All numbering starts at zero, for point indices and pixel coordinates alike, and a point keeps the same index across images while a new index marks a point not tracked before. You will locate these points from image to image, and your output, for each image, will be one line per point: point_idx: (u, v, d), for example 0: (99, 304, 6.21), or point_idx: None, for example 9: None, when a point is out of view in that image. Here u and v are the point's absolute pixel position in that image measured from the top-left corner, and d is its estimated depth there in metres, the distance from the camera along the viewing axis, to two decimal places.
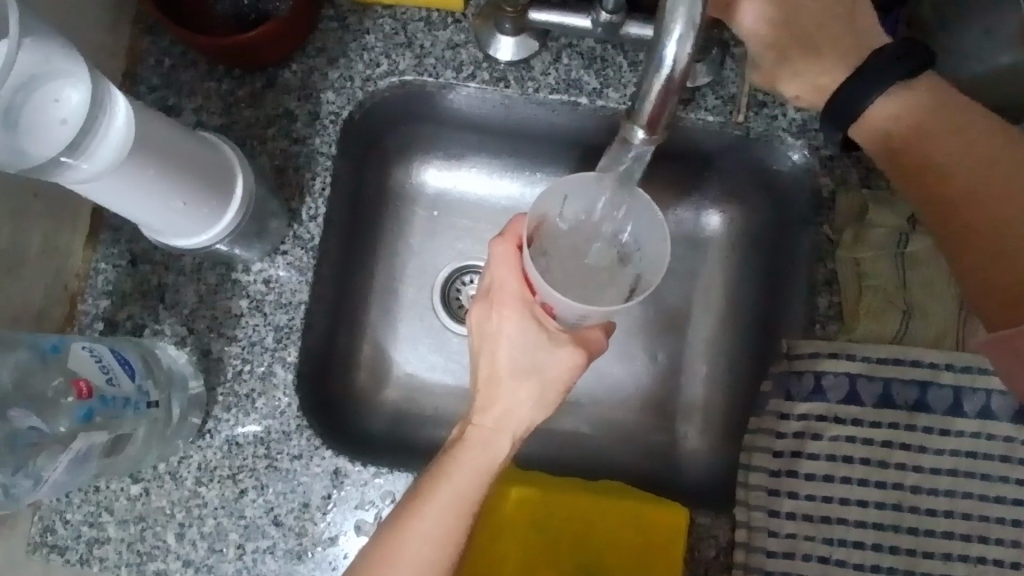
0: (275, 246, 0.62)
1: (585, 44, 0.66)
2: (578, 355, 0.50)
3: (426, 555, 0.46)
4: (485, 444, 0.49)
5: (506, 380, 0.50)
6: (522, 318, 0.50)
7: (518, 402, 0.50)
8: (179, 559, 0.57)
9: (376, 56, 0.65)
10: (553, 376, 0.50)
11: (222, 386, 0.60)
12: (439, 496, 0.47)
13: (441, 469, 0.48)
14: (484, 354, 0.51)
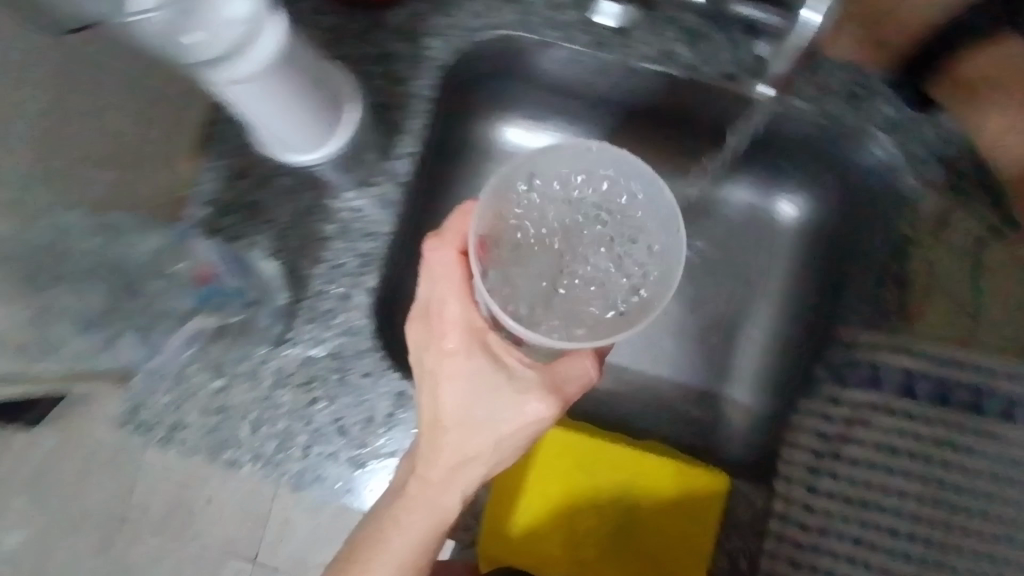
0: (367, 177, 0.66)
1: (687, 18, 0.66)
2: (547, 401, 0.50)
3: None
4: (435, 490, 0.52)
5: (457, 425, 0.51)
6: (469, 357, 0.50)
7: (478, 445, 0.51)
8: (251, 451, 0.62)
9: (481, 9, 0.67)
10: (512, 424, 0.50)
11: (306, 300, 0.64)
12: (389, 550, 0.52)
13: (393, 516, 0.53)
14: (428, 393, 0.51)
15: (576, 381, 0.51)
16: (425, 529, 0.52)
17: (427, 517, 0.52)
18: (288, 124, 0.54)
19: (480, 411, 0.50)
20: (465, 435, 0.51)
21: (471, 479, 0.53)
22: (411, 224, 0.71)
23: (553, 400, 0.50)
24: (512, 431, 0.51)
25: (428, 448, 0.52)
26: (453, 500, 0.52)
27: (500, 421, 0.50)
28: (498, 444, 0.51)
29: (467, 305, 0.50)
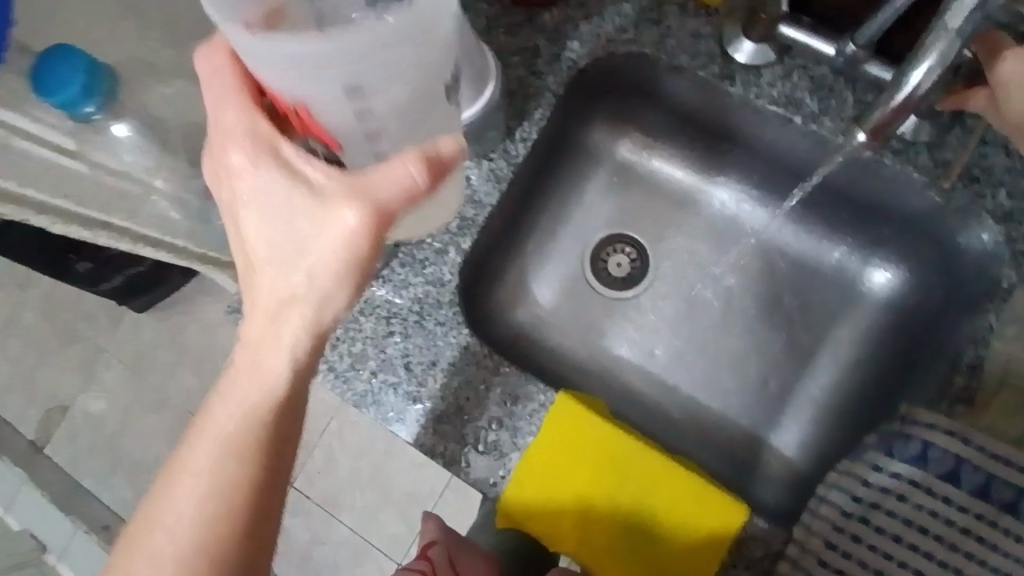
0: (486, 152, 0.72)
1: (819, 71, 0.68)
2: (347, 203, 0.44)
3: (187, 510, 0.50)
4: (265, 345, 0.50)
5: (269, 256, 0.47)
6: (271, 170, 0.45)
7: (298, 276, 0.47)
8: (327, 362, 0.70)
9: (625, 23, 0.71)
10: (322, 243, 0.45)
11: (406, 246, 0.71)
12: (204, 438, 0.51)
13: (224, 384, 0.51)
14: (239, 224, 0.48)
15: (390, 199, 0.43)
16: (255, 401, 0.50)
17: (252, 380, 0.50)
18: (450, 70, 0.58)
19: (286, 232, 0.46)
20: (293, 275, 0.47)
21: (294, 337, 0.49)
22: (512, 203, 0.76)
23: (362, 212, 0.43)
24: (333, 255, 0.45)
25: (257, 284, 0.49)
26: (286, 353, 0.50)
27: (312, 235, 0.45)
28: (325, 275, 0.46)
29: (253, 122, 0.46)
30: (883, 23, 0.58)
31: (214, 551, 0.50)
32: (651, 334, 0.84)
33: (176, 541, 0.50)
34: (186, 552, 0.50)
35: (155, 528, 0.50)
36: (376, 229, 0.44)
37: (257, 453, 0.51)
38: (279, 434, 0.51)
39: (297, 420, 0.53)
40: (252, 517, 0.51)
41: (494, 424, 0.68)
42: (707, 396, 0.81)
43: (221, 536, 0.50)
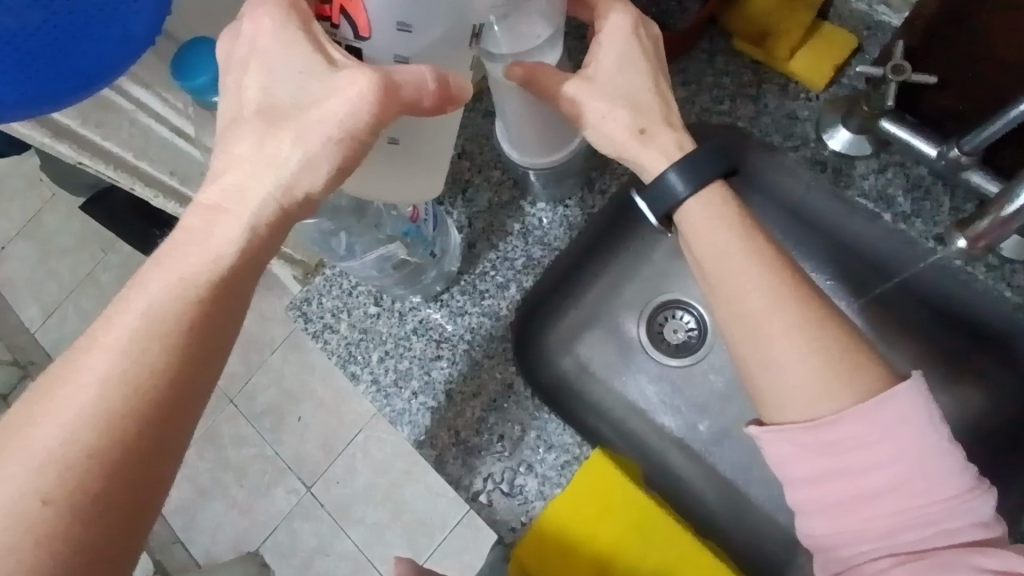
0: (563, 198, 0.73)
1: (917, 170, 0.67)
2: (358, 75, 0.39)
3: (86, 404, 0.37)
4: (208, 232, 0.40)
5: (243, 122, 0.41)
6: (280, 25, 0.40)
7: (275, 154, 0.40)
8: (372, 374, 0.72)
9: (722, 95, 0.71)
10: (316, 115, 0.40)
11: (469, 275, 0.73)
12: (127, 315, 0.39)
13: (142, 273, 0.40)
14: (232, 84, 0.41)
15: (409, 90, 0.40)
16: (173, 301, 0.39)
17: (178, 275, 0.40)
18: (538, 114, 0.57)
19: (286, 96, 0.40)
20: (267, 153, 0.40)
21: (242, 228, 0.40)
22: (578, 250, 0.77)
23: (373, 85, 0.39)
24: (323, 133, 0.40)
25: (219, 153, 0.41)
26: (227, 245, 0.40)
27: (307, 109, 0.40)
28: (306, 159, 0.40)
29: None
30: (990, 136, 0.56)
31: (79, 494, 0.36)
32: (697, 408, 0.81)
33: (26, 471, 0.35)
34: (40, 486, 0.35)
35: (7, 451, 0.36)
36: (374, 110, 0.39)
37: (170, 362, 0.39)
38: (200, 354, 0.40)
39: (222, 338, 0.41)
40: (143, 454, 0.38)
41: (524, 468, 0.66)
42: (746, 485, 0.78)
43: (94, 470, 0.36)
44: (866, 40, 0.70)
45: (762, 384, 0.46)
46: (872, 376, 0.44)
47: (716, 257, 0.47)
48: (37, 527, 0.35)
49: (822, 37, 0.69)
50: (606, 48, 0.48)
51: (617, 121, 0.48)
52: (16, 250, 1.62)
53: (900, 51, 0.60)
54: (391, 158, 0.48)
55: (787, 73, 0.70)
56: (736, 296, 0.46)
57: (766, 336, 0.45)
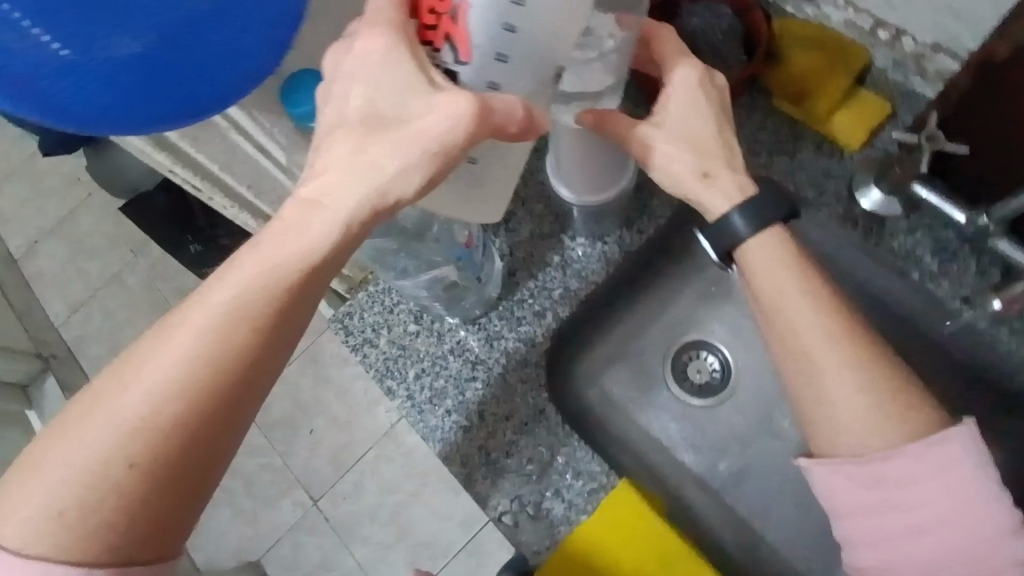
0: (602, 234, 0.77)
1: (945, 233, 0.69)
2: (460, 96, 0.35)
3: (168, 383, 0.37)
4: (294, 231, 0.38)
5: (342, 128, 0.38)
6: (390, 46, 0.36)
7: (366, 163, 0.37)
8: (408, 389, 0.75)
9: (760, 148, 0.75)
10: (413, 128, 0.36)
11: (507, 301, 0.76)
12: (214, 300, 0.38)
13: (234, 260, 0.39)
14: (334, 100, 0.38)
15: (501, 113, 0.36)
16: (255, 293, 0.38)
17: (259, 270, 0.38)
18: (590, 153, 0.60)
19: (387, 104, 0.37)
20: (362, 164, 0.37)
21: (326, 233, 0.37)
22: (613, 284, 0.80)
23: (472, 107, 0.35)
24: (419, 149, 0.36)
25: (313, 159, 0.38)
26: (309, 247, 0.38)
27: (406, 122, 0.37)
28: (397, 170, 0.37)
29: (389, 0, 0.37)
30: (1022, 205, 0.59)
31: (156, 464, 0.38)
32: (716, 448, 0.82)
33: (113, 436, 0.37)
34: (128, 451, 0.37)
35: (94, 414, 0.38)
36: (470, 130, 0.35)
37: (248, 352, 0.38)
38: (275, 342, 0.39)
39: (296, 328, 0.40)
40: (213, 431, 0.38)
41: (551, 492, 0.69)
42: (763, 526, 0.79)
43: (170, 444, 0.37)
44: (900, 106, 0.74)
45: (811, 422, 0.43)
46: (922, 420, 0.41)
47: (772, 293, 0.43)
48: (119, 489, 0.37)
49: (858, 102, 0.73)
50: (675, 99, 0.45)
51: (679, 164, 0.45)
52: (44, 247, 1.64)
53: (934, 120, 0.64)
54: (466, 180, 0.46)
55: (823, 133, 0.74)
56: (791, 331, 0.42)
57: (818, 372, 0.41)
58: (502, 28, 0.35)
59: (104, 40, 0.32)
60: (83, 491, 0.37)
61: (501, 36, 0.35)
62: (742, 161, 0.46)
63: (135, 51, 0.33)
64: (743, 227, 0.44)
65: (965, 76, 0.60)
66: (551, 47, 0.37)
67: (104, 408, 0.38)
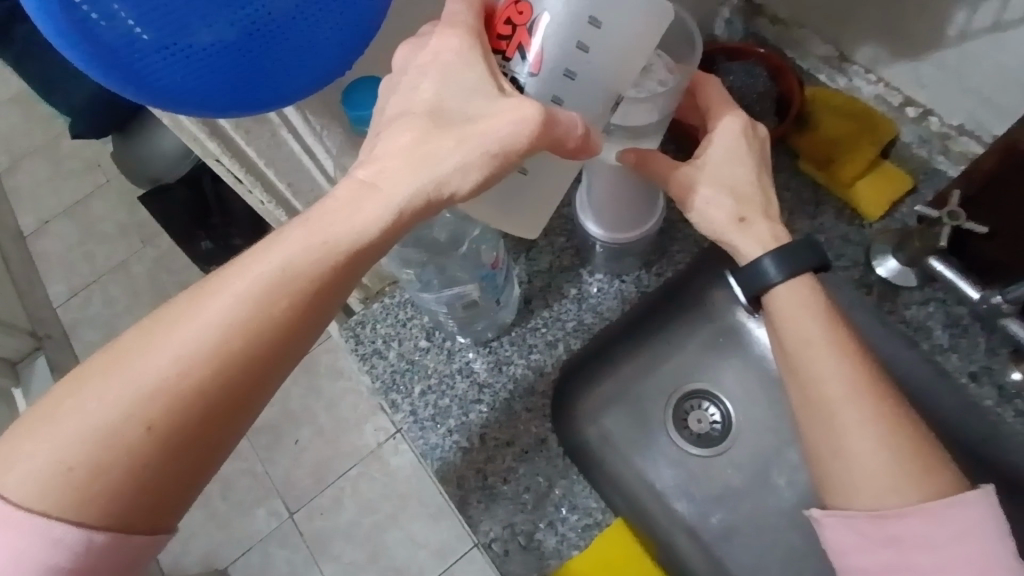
0: (621, 272, 0.78)
1: (957, 309, 0.71)
2: (528, 103, 0.37)
3: (199, 347, 0.37)
4: (348, 210, 0.38)
5: (407, 117, 0.39)
6: (465, 49, 0.39)
7: (428, 152, 0.38)
8: (411, 405, 0.74)
9: (783, 207, 0.77)
10: (479, 126, 0.37)
11: (520, 328, 0.76)
12: (257, 269, 0.38)
13: (282, 231, 0.39)
14: (402, 92, 0.40)
15: (563, 127, 0.38)
16: (301, 265, 0.38)
17: (308, 244, 0.38)
18: (623, 191, 0.62)
19: (454, 102, 0.39)
20: (424, 153, 0.38)
21: (379, 214, 0.38)
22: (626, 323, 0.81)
23: (538, 114, 0.37)
24: (481, 145, 0.37)
25: (374, 144, 0.39)
26: (361, 228, 0.38)
27: (473, 120, 0.38)
28: (458, 164, 0.37)
29: (468, 8, 0.40)
30: None
31: (171, 427, 0.37)
32: None
33: (137, 393, 0.36)
34: (148, 411, 0.36)
35: (119, 368, 0.37)
36: (533, 136, 0.37)
37: (283, 326, 0.38)
38: (310, 318, 0.39)
39: (332, 308, 0.39)
40: (233, 400, 0.38)
41: (545, 525, 0.69)
42: None
43: (190, 408, 0.37)
44: (922, 182, 0.75)
45: (833, 474, 0.45)
46: (943, 486, 0.42)
47: (799, 343, 0.48)
48: (133, 447, 0.36)
49: (881, 174, 0.75)
50: (717, 146, 0.52)
51: (717, 208, 0.51)
52: (55, 227, 1.64)
53: (956, 199, 0.65)
54: (517, 190, 0.48)
55: (845, 199, 0.76)
56: (815, 381, 0.46)
57: (839, 423, 0.45)
58: (576, 47, 0.40)
59: (183, 26, 0.33)
60: (97, 447, 0.36)
61: (574, 54, 0.40)
62: (775, 211, 0.52)
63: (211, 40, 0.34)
64: (774, 273, 0.50)
65: (990, 158, 0.62)
66: (615, 82, 0.42)
67: (129, 366, 0.37)
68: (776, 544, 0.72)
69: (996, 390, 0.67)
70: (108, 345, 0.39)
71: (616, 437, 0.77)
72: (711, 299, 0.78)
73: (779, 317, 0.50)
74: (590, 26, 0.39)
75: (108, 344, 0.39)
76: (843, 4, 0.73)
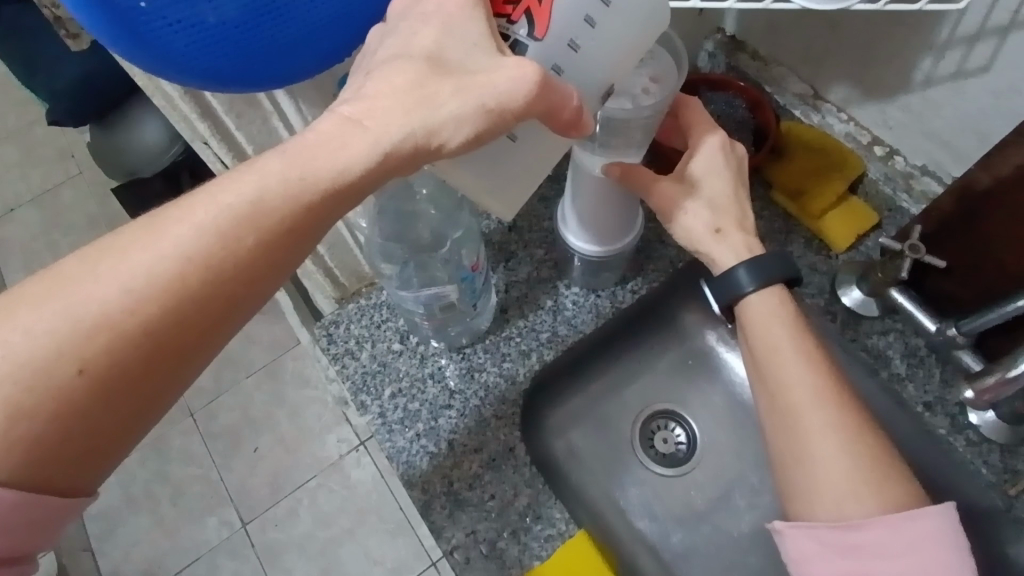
0: (597, 288, 0.79)
1: (914, 340, 0.74)
2: (529, 63, 0.37)
3: (152, 278, 0.35)
4: (332, 145, 0.37)
5: (401, 60, 0.38)
6: (468, 7, 0.39)
7: (419, 98, 0.37)
8: (381, 407, 0.74)
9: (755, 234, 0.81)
10: (477, 79, 0.38)
11: (495, 337, 0.77)
12: (222, 200, 0.36)
13: (257, 161, 0.37)
14: (399, 32, 0.39)
15: (559, 96, 0.39)
16: (272, 200, 0.36)
17: (284, 177, 0.36)
18: (608, 199, 0.63)
19: (451, 54, 0.39)
20: (415, 98, 0.37)
21: (365, 152, 0.37)
22: None
23: (537, 74, 0.37)
24: (477, 98, 0.37)
25: (363, 83, 0.39)
26: (343, 166, 0.37)
27: (470, 72, 0.38)
28: (449, 116, 0.37)
29: None
30: (985, 322, 0.64)
31: (108, 369, 0.34)
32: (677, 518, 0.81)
33: (74, 326, 0.34)
34: (85, 348, 0.34)
35: (52, 297, 0.34)
36: (530, 96, 0.38)
37: (247, 265, 0.36)
38: (276, 260, 0.37)
39: (300, 250, 0.38)
40: (182, 346, 0.36)
41: (509, 532, 0.69)
42: None
43: (132, 347, 0.35)
44: (886, 219, 0.79)
45: (796, 481, 0.48)
46: (900, 495, 0.44)
47: (769, 350, 0.51)
48: (62, 386, 0.34)
49: (849, 208, 0.79)
50: (699, 158, 0.55)
51: (696, 216, 0.54)
52: (21, 216, 1.58)
53: (917, 233, 0.69)
54: (499, 155, 0.47)
55: (813, 230, 0.80)
56: (783, 388, 0.49)
57: (803, 428, 0.48)
58: (583, 20, 0.41)
59: (188, 2, 0.33)
60: (22, 384, 0.33)
61: (579, 27, 0.42)
62: (750, 224, 0.56)
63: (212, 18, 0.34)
64: (747, 282, 0.53)
65: (948, 199, 0.66)
66: (608, 68, 0.45)
67: (67, 294, 0.34)
68: (735, 565, 0.73)
69: (948, 419, 0.70)
70: (39, 273, 0.36)
71: (583, 452, 0.77)
72: (683, 318, 0.80)
73: (748, 325, 0.53)
74: (599, 3, 0.41)
75: (39, 272, 0.36)
76: (818, 45, 0.78)
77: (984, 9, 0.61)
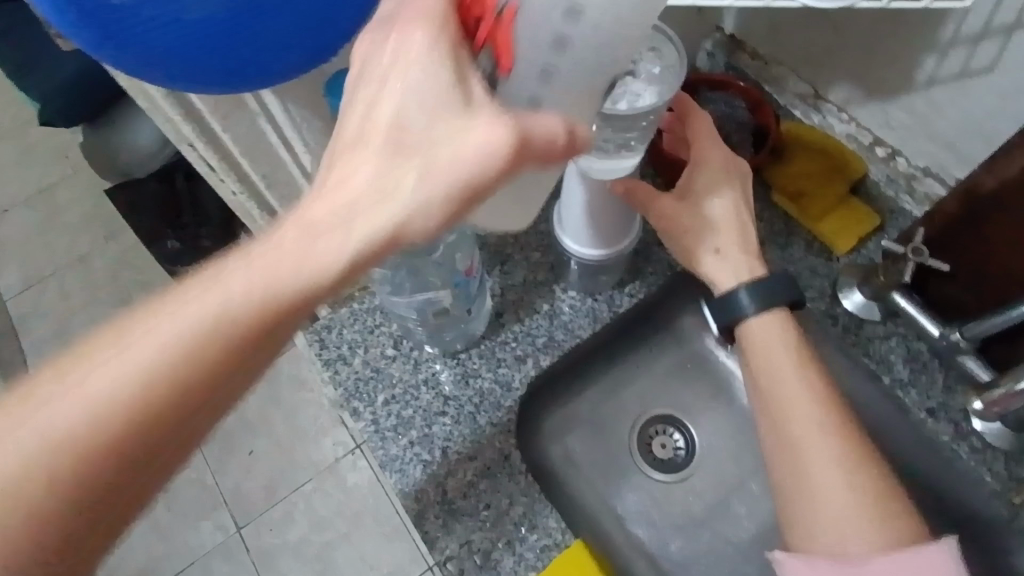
0: (593, 292, 0.78)
1: (917, 345, 0.72)
2: (502, 122, 0.33)
3: (110, 408, 0.33)
4: (297, 247, 0.34)
5: (365, 136, 0.35)
6: (430, 56, 0.34)
7: (387, 184, 0.34)
8: (373, 415, 0.72)
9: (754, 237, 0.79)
10: (444, 156, 0.33)
11: (490, 342, 0.75)
12: (182, 317, 0.34)
13: (217, 268, 0.34)
14: (359, 93, 0.35)
15: (542, 143, 0.34)
16: (234, 315, 0.34)
17: (248, 285, 0.34)
18: (611, 213, 0.63)
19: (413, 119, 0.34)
20: (385, 181, 0.34)
21: (335, 254, 0.34)
22: None
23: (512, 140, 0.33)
24: (446, 181, 0.33)
25: (331, 161, 0.35)
26: (309, 274, 0.34)
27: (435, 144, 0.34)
28: (419, 203, 0.34)
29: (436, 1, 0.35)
30: (990, 327, 0.63)
31: (76, 507, 0.33)
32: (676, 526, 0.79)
33: (31, 464, 0.33)
34: (48, 488, 0.33)
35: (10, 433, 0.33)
36: (503, 166, 0.33)
37: (208, 381, 0.34)
38: (242, 368, 0.35)
39: (267, 351, 0.36)
40: (153, 467, 0.35)
41: (504, 542, 0.68)
42: None
43: (97, 478, 0.33)
44: (888, 222, 0.78)
45: (794, 507, 0.48)
46: (902, 526, 0.46)
47: (771, 376, 0.51)
48: (42, 502, 0.33)
49: (850, 210, 0.78)
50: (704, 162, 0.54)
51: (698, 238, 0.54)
52: (14, 217, 1.57)
53: (920, 237, 0.68)
54: (529, 196, 0.49)
55: (814, 232, 0.78)
56: (784, 406, 0.50)
57: (805, 455, 0.49)
58: (568, 11, 0.35)
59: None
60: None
61: (551, 54, 0.37)
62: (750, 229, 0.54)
63: (201, 16, 0.33)
64: (748, 305, 0.52)
65: (951, 200, 0.64)
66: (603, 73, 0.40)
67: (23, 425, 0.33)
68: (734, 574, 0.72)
69: (952, 425, 0.69)
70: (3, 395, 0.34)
71: (580, 459, 0.76)
72: (682, 322, 0.79)
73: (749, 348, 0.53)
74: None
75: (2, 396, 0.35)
76: (819, 43, 0.76)
77: (991, 8, 0.59)
